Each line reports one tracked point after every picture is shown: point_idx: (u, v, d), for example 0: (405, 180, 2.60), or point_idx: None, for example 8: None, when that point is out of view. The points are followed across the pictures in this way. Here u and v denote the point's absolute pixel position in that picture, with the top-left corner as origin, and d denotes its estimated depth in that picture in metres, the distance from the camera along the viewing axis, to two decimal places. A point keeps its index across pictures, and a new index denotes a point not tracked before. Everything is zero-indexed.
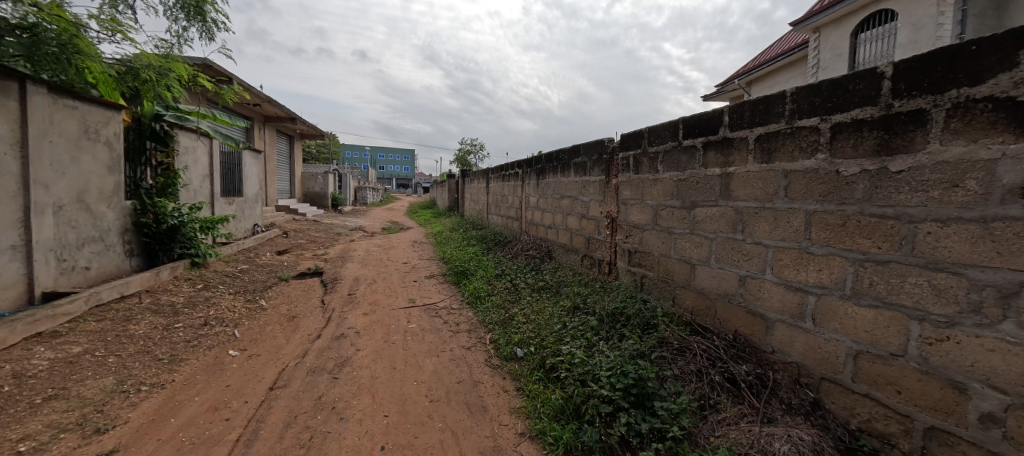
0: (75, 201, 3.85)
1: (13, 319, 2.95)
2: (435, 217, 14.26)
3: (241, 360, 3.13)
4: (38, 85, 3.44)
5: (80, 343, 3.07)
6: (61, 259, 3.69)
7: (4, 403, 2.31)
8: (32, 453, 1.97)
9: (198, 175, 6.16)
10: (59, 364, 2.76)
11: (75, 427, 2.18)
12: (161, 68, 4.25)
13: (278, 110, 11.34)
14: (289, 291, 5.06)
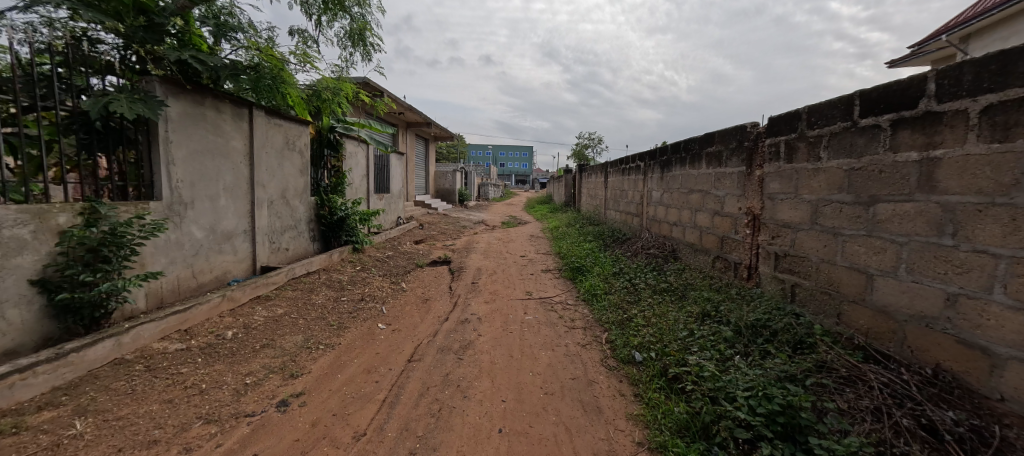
0: (281, 197, 5.02)
1: (244, 284, 4.00)
2: (551, 213, 14.47)
3: (387, 332, 3.68)
4: (260, 110, 4.54)
5: (282, 306, 4.01)
6: (272, 241, 4.87)
7: (240, 345, 3.16)
8: (254, 385, 2.65)
9: (359, 175, 7.42)
10: (270, 321, 3.65)
11: (278, 371, 2.84)
12: (334, 89, 5.18)
13: (418, 116, 12.87)
14: (424, 276, 5.75)
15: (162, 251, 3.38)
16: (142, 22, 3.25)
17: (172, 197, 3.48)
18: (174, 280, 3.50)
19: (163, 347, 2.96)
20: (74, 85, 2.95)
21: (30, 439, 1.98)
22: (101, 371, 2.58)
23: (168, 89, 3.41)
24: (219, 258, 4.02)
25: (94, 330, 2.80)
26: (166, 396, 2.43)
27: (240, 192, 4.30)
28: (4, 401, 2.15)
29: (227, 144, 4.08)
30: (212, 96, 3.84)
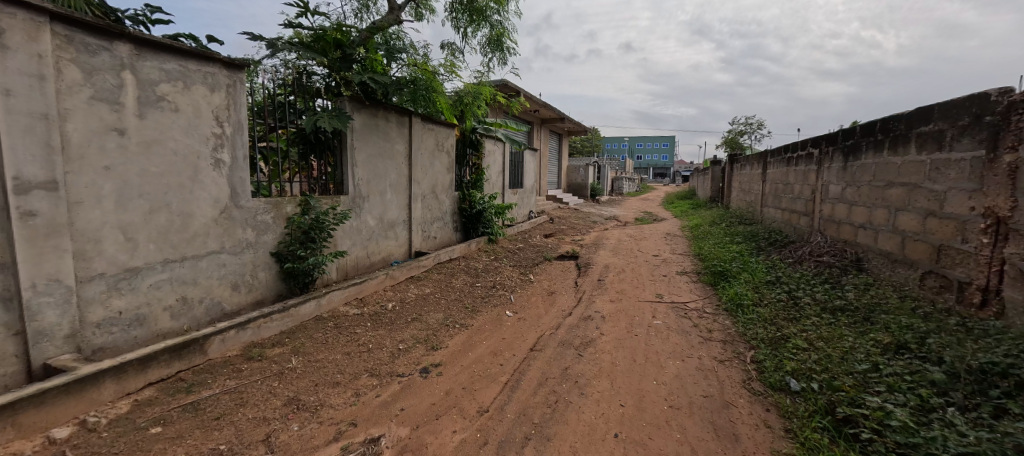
0: (431, 192, 5.80)
1: (402, 265, 4.76)
2: (693, 210, 13.08)
3: (513, 320, 3.91)
4: (417, 117, 5.29)
5: (429, 286, 4.65)
6: (424, 230, 5.68)
7: (396, 316, 3.78)
8: (405, 351, 3.14)
9: (496, 172, 8.01)
10: (419, 298, 4.27)
11: (422, 342, 3.31)
12: (475, 94, 5.61)
13: (552, 113, 13.16)
14: (551, 270, 5.89)
15: (347, 235, 4.27)
16: (338, 55, 4.13)
17: (355, 193, 4.35)
18: (355, 258, 4.39)
19: (345, 310, 3.75)
20: (295, 109, 3.88)
21: (268, 365, 2.75)
22: (307, 324, 3.41)
23: (354, 106, 4.24)
24: (385, 242, 4.88)
25: (305, 292, 3.71)
26: (346, 349, 3.08)
27: (401, 188, 5.12)
28: (255, 336, 3.04)
29: (393, 148, 4.89)
30: (383, 109, 4.64)
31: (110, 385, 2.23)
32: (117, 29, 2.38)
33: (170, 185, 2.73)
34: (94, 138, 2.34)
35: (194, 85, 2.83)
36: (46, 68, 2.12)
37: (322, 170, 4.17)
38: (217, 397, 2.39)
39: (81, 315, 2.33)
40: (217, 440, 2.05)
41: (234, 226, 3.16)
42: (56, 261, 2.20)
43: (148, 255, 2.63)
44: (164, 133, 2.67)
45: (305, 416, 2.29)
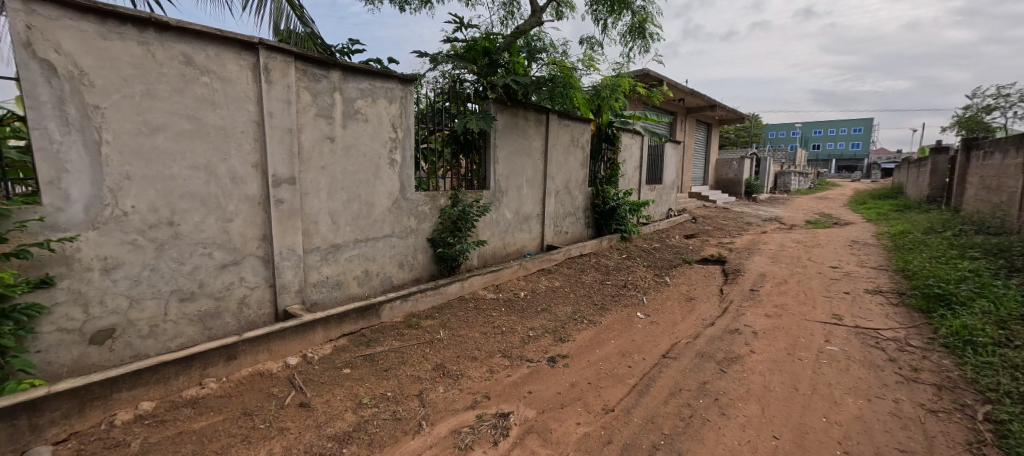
0: (565, 188, 5.90)
1: (535, 257, 4.98)
2: (897, 213, 10.13)
3: (645, 323, 3.72)
4: (554, 114, 5.43)
5: (559, 280, 4.76)
6: (556, 225, 5.83)
7: (528, 304, 4.00)
8: (534, 338, 3.30)
9: (632, 167, 7.65)
10: (549, 290, 4.41)
11: (550, 332, 3.42)
12: (614, 86, 5.36)
13: (700, 100, 11.84)
14: (691, 274, 5.35)
15: (488, 226, 4.68)
16: (486, 62, 4.53)
17: (495, 187, 4.74)
18: (493, 248, 4.79)
19: (484, 293, 4.12)
20: (450, 113, 4.39)
21: (422, 333, 3.23)
22: (453, 302, 3.85)
23: (497, 107, 4.61)
24: (520, 234, 5.19)
25: (452, 274, 4.21)
26: (483, 329, 3.40)
27: (536, 184, 5.35)
28: (414, 307, 3.56)
29: (530, 145, 5.14)
30: (522, 108, 4.92)
31: (320, 332, 2.92)
32: (332, 60, 3.09)
33: (361, 180, 3.43)
34: (317, 145, 3.11)
35: (379, 99, 3.48)
36: (292, 94, 2.90)
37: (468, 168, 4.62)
38: (387, 353, 2.93)
39: (305, 276, 3.15)
40: (385, 388, 2.53)
41: (402, 214, 3.80)
42: (293, 235, 3.02)
43: (345, 235, 3.38)
44: (358, 139, 3.37)
45: (449, 382, 2.63)
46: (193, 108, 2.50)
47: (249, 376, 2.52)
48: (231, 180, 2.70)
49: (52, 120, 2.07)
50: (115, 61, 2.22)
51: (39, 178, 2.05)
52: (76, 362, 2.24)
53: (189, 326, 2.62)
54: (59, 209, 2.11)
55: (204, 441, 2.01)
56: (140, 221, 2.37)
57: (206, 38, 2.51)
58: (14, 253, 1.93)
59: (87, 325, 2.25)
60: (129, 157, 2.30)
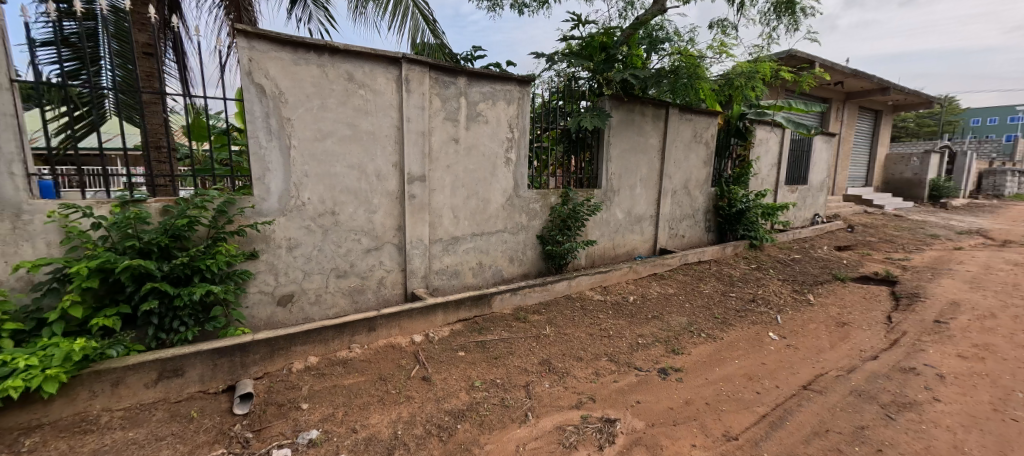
0: (683, 188, 5.44)
1: (646, 261, 4.71)
2: None
3: (779, 345, 3.23)
4: (675, 108, 5.04)
5: (673, 287, 4.42)
6: (671, 228, 5.43)
7: (637, 310, 3.80)
8: (644, 346, 3.13)
9: (767, 165, 6.67)
10: (661, 297, 4.13)
11: (662, 342, 3.20)
12: (749, 73, 4.72)
13: (866, 82, 9.70)
14: (845, 294, 4.45)
15: (598, 226, 4.58)
16: (602, 58, 4.44)
17: (607, 187, 4.61)
18: (602, 249, 4.68)
19: (591, 294, 4.05)
20: (564, 112, 4.40)
21: (529, 327, 3.33)
22: (560, 300, 3.87)
23: (613, 104, 4.47)
24: (631, 236, 4.97)
25: (559, 272, 4.24)
26: (589, 330, 3.35)
27: (651, 183, 5.05)
28: (522, 301, 3.68)
29: (646, 142, 4.87)
30: (640, 103, 4.68)
31: (440, 316, 3.22)
32: (460, 68, 3.36)
33: (479, 178, 3.67)
34: (444, 146, 3.43)
35: (499, 101, 3.67)
36: (426, 100, 3.24)
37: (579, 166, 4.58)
38: (496, 342, 3.09)
39: (429, 264, 3.51)
40: (495, 374, 2.68)
41: (514, 211, 3.95)
42: (422, 227, 3.39)
43: (463, 228, 3.67)
44: (479, 140, 3.61)
45: (554, 378, 2.66)
46: (352, 116, 2.99)
47: (384, 346, 2.92)
48: (377, 177, 3.15)
49: (262, 131, 2.68)
50: (302, 82, 2.77)
51: (253, 175, 2.69)
52: (269, 319, 2.88)
53: (342, 298, 3.15)
54: (263, 198, 2.74)
55: (351, 396, 2.41)
56: (313, 210, 2.93)
57: (363, 57, 2.97)
58: (238, 231, 2.59)
59: (277, 290, 2.88)
60: (308, 159, 2.86)
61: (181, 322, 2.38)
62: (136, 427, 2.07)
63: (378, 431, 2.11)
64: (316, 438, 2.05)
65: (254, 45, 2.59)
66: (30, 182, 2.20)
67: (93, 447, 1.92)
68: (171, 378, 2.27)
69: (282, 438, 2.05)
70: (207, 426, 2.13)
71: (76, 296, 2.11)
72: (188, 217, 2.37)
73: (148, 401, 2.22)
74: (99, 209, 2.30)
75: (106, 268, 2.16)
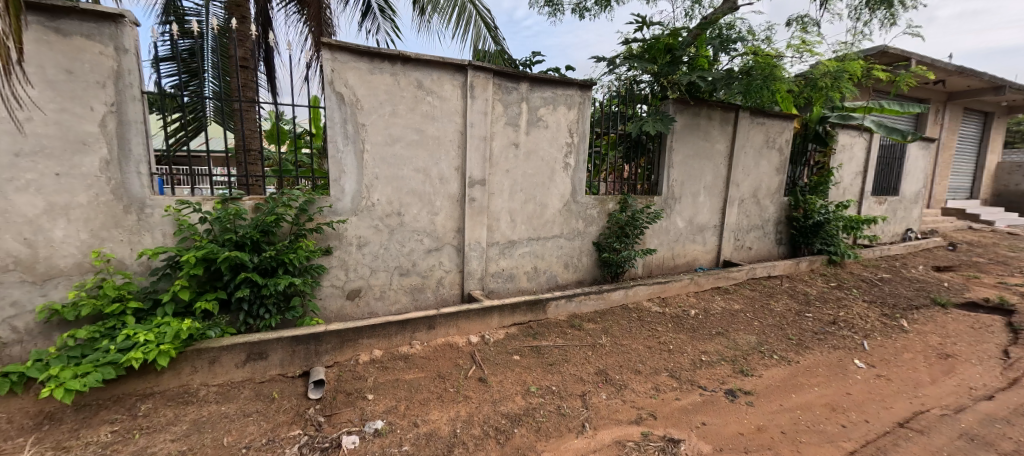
0: (752, 196, 5.09)
1: (709, 274, 4.45)
2: None
3: (867, 375, 2.89)
4: (746, 112, 4.73)
5: (739, 302, 4.13)
6: (737, 239, 5.10)
7: (700, 325, 3.59)
8: (708, 364, 2.95)
9: (851, 173, 6.04)
10: (726, 312, 3.87)
11: (729, 361, 2.99)
12: (836, 72, 4.30)
13: (975, 81, 8.51)
14: (948, 321, 3.90)
15: (657, 235, 4.41)
16: (668, 60, 4.25)
17: (668, 194, 4.41)
18: (660, 258, 4.50)
19: (649, 305, 3.90)
20: (624, 116, 4.27)
21: (584, 336, 3.27)
22: (616, 309, 3.77)
23: (678, 108, 4.27)
24: (692, 246, 4.74)
25: (615, 281, 4.12)
26: (647, 343, 3.21)
27: (717, 191, 4.78)
28: (577, 308, 3.62)
29: (712, 148, 4.61)
30: (707, 106, 4.44)
31: (496, 318, 3.26)
32: (522, 73, 3.39)
33: (537, 183, 3.68)
34: (504, 151, 3.47)
35: (559, 106, 3.66)
36: (489, 106, 3.30)
37: (633, 172, 4.44)
38: (551, 348, 3.07)
39: (486, 266, 3.57)
40: (550, 381, 2.65)
41: (571, 217, 3.91)
42: (480, 230, 3.46)
43: (520, 232, 3.69)
44: (538, 145, 3.62)
45: (612, 390, 2.57)
46: (419, 122, 3.12)
47: (442, 345, 3.00)
48: (440, 180, 3.27)
49: (340, 136, 2.88)
50: (376, 90, 2.94)
51: (331, 177, 2.89)
52: (338, 311, 3.08)
53: (404, 295, 3.30)
54: (338, 199, 2.94)
55: (412, 391, 2.50)
56: (381, 211, 3.09)
57: (432, 65, 3.09)
58: (316, 229, 2.80)
59: (346, 285, 3.07)
60: (379, 162, 3.03)
61: (267, 309, 2.61)
62: (227, 402, 2.29)
63: (438, 428, 2.16)
64: (381, 428, 2.14)
65: (337, 56, 2.79)
66: (153, 180, 2.53)
67: (193, 417, 2.15)
68: (256, 361, 2.50)
69: (351, 426, 2.17)
70: (286, 407, 2.31)
71: (185, 281, 2.39)
72: (275, 214, 2.60)
73: (237, 379, 2.46)
74: (205, 205, 2.60)
75: (209, 257, 2.43)
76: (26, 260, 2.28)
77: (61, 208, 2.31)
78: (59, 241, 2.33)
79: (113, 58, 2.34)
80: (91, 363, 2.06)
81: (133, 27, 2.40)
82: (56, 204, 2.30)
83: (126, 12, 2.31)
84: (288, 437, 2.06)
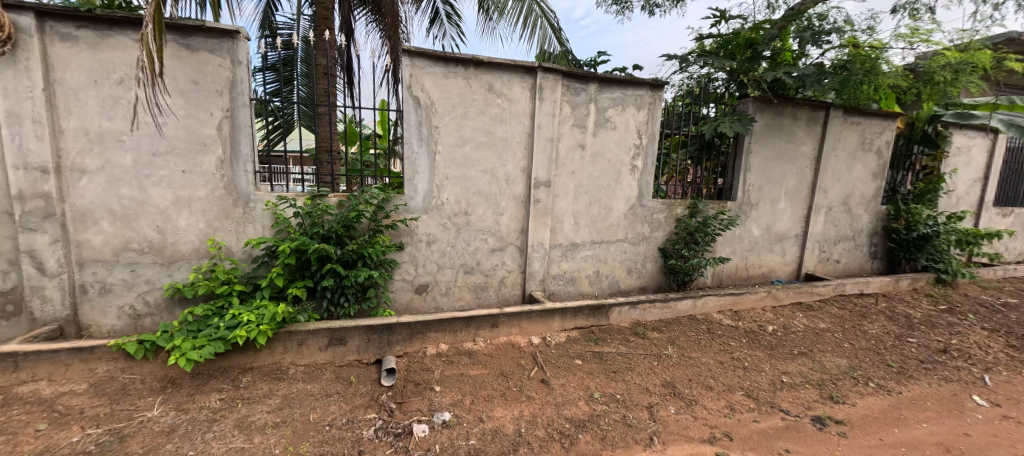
0: (842, 204, 4.59)
1: (789, 287, 4.08)
2: None
3: (991, 414, 2.48)
4: (838, 110, 4.28)
5: (825, 321, 3.75)
6: (822, 250, 4.64)
7: (779, 343, 3.31)
8: (790, 386, 2.70)
9: (968, 179, 5.24)
10: (810, 331, 3.53)
11: (815, 385, 2.72)
12: (957, 63, 3.74)
13: None
14: None
15: (729, 242, 4.13)
16: (749, 55, 3.88)
17: (744, 199, 4.11)
18: (731, 268, 4.22)
19: (719, 318, 3.66)
20: (697, 116, 4.03)
21: (649, 345, 3.14)
22: (683, 320, 3.58)
23: (759, 106, 3.96)
24: (769, 257, 4.39)
25: (682, 290, 3.92)
26: (719, 358, 3.02)
27: (800, 197, 4.37)
28: (641, 316, 3.50)
29: (797, 150, 4.23)
30: (792, 105, 4.08)
31: (558, 321, 3.24)
32: (592, 74, 3.34)
33: (602, 185, 3.61)
34: (570, 152, 3.45)
35: (628, 107, 3.55)
36: (557, 107, 3.29)
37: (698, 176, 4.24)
38: (615, 355, 2.99)
39: (547, 268, 3.57)
40: (615, 389, 2.58)
41: (637, 221, 3.78)
42: (543, 231, 3.46)
43: (583, 235, 3.64)
44: (605, 146, 3.55)
45: (681, 404, 2.44)
46: (488, 124, 3.19)
47: (504, 344, 3.05)
48: (506, 181, 3.32)
49: (415, 137, 3.03)
50: (449, 93, 3.06)
51: (405, 177, 3.05)
52: (408, 304, 3.25)
53: (468, 293, 3.39)
54: (411, 197, 3.09)
55: (476, 386, 2.56)
56: (450, 210, 3.21)
57: (503, 68, 3.15)
58: (391, 225, 2.97)
59: (415, 279, 3.23)
60: (449, 163, 3.14)
61: (346, 298, 2.82)
62: (312, 382, 2.50)
63: (503, 426, 2.19)
64: (448, 420, 2.21)
65: (415, 62, 2.93)
66: (256, 177, 2.83)
67: (284, 392, 2.38)
68: (336, 346, 2.70)
69: (420, 415, 2.27)
70: (362, 391, 2.47)
71: (280, 269, 2.65)
72: (357, 211, 2.79)
73: (320, 361, 2.68)
74: (298, 200, 2.86)
75: (300, 249, 2.67)
76: (158, 243, 2.68)
77: (186, 200, 2.68)
78: (182, 228, 2.70)
79: (230, 70, 2.64)
80: (206, 337, 2.35)
81: (246, 42, 2.69)
82: (182, 197, 2.67)
83: (241, 28, 2.60)
84: (364, 420, 2.20)
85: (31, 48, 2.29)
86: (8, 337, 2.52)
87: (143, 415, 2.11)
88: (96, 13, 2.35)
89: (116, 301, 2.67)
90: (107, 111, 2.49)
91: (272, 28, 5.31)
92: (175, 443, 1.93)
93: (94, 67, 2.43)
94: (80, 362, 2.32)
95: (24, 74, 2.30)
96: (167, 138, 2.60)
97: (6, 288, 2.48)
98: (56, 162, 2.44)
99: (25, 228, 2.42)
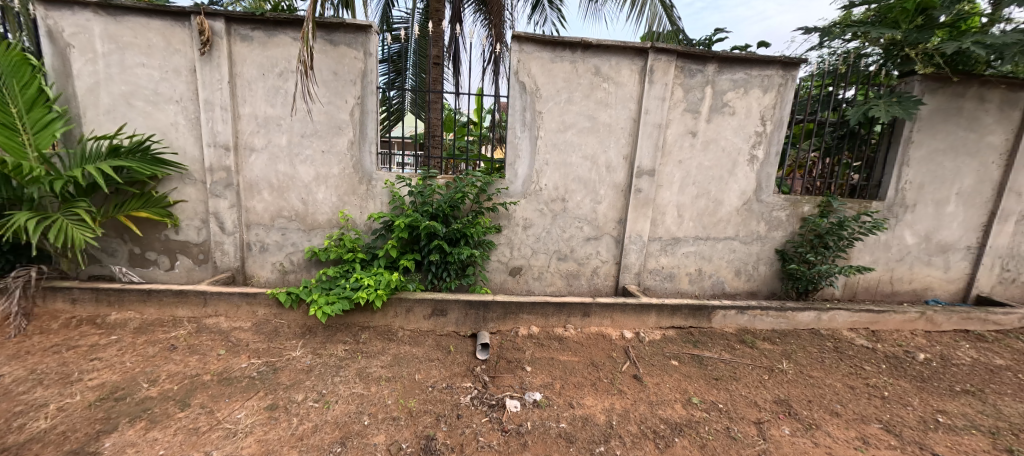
0: None
1: (952, 310, 3.34)
2: None
3: None
4: None
5: (1004, 356, 2.98)
6: (1005, 268, 3.69)
7: (933, 375, 2.72)
8: (949, 428, 2.18)
9: None
10: (981, 366, 2.84)
11: (987, 433, 2.15)
12: None
13: None
14: None
15: (869, 249, 3.52)
16: (920, 22, 3.03)
17: (896, 199, 3.43)
18: (868, 279, 3.60)
19: (851, 336, 3.15)
20: (839, 100, 3.42)
21: (759, 356, 2.84)
22: (802, 333, 3.16)
23: (927, 86, 3.23)
24: (923, 270, 3.64)
25: (803, 299, 3.44)
26: (848, 382, 2.60)
27: (980, 200, 3.50)
28: (750, 323, 3.16)
29: (980, 141, 3.38)
30: (979, 84, 3.24)
31: (653, 317, 3.08)
32: (712, 54, 3.03)
33: (714, 176, 3.30)
34: (679, 139, 3.20)
35: (752, 89, 3.16)
36: (668, 91, 3.07)
37: (824, 170, 3.65)
38: (717, 361, 2.76)
39: (644, 262, 3.42)
40: (716, 397, 2.38)
41: (751, 217, 3.40)
42: (643, 223, 3.30)
43: (687, 230, 3.40)
44: (720, 133, 3.23)
45: (798, 426, 2.16)
46: (593, 109, 3.12)
47: (596, 334, 3.00)
48: (607, 169, 3.22)
49: (519, 123, 3.09)
50: (555, 78, 3.04)
51: (507, 161, 3.15)
52: (502, 284, 3.41)
53: (559, 279, 3.43)
54: (511, 182, 3.18)
55: (567, 372, 2.57)
56: (548, 196, 3.23)
57: (611, 50, 3.03)
58: (492, 208, 3.09)
59: (510, 262, 3.35)
60: (550, 148, 3.14)
61: (449, 273, 3.05)
62: (417, 346, 2.76)
63: (594, 415, 2.17)
64: (539, 400, 2.26)
65: (523, 48, 2.97)
66: (379, 158, 3.14)
67: (394, 352, 2.66)
68: (438, 316, 2.91)
69: (512, 391, 2.35)
70: (460, 360, 2.63)
71: (394, 242, 2.94)
72: (462, 192, 2.95)
73: (424, 328, 2.93)
74: (412, 180, 3.12)
75: (412, 224, 2.92)
76: (302, 212, 3.16)
77: (324, 177, 3.10)
78: (320, 201, 3.14)
79: (362, 61, 2.94)
80: (336, 295, 2.73)
81: (377, 35, 2.97)
82: (321, 173, 3.09)
83: (373, 23, 2.87)
84: (462, 387, 2.35)
85: (222, 48, 2.82)
86: (201, 279, 3.22)
87: (289, 354, 2.53)
88: (266, 16, 2.78)
89: (271, 258, 3.23)
90: (271, 99, 2.97)
91: (389, 24, 5.80)
92: (312, 381, 2.29)
93: (263, 62, 2.91)
94: (246, 305, 2.86)
95: (216, 70, 2.85)
96: (313, 122, 3.02)
97: (200, 240, 3.15)
98: (235, 141, 3.00)
99: (213, 193, 3.03)
